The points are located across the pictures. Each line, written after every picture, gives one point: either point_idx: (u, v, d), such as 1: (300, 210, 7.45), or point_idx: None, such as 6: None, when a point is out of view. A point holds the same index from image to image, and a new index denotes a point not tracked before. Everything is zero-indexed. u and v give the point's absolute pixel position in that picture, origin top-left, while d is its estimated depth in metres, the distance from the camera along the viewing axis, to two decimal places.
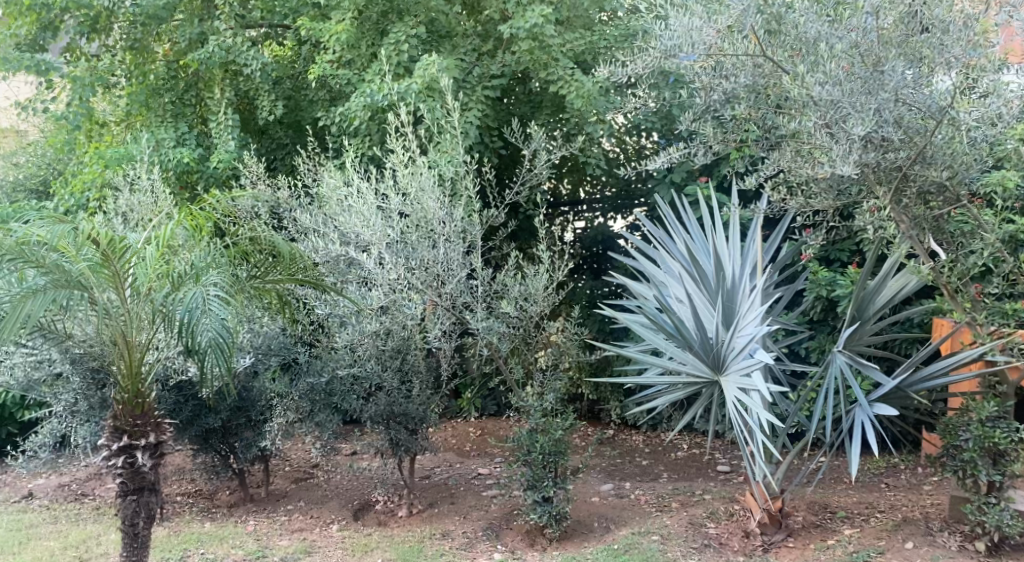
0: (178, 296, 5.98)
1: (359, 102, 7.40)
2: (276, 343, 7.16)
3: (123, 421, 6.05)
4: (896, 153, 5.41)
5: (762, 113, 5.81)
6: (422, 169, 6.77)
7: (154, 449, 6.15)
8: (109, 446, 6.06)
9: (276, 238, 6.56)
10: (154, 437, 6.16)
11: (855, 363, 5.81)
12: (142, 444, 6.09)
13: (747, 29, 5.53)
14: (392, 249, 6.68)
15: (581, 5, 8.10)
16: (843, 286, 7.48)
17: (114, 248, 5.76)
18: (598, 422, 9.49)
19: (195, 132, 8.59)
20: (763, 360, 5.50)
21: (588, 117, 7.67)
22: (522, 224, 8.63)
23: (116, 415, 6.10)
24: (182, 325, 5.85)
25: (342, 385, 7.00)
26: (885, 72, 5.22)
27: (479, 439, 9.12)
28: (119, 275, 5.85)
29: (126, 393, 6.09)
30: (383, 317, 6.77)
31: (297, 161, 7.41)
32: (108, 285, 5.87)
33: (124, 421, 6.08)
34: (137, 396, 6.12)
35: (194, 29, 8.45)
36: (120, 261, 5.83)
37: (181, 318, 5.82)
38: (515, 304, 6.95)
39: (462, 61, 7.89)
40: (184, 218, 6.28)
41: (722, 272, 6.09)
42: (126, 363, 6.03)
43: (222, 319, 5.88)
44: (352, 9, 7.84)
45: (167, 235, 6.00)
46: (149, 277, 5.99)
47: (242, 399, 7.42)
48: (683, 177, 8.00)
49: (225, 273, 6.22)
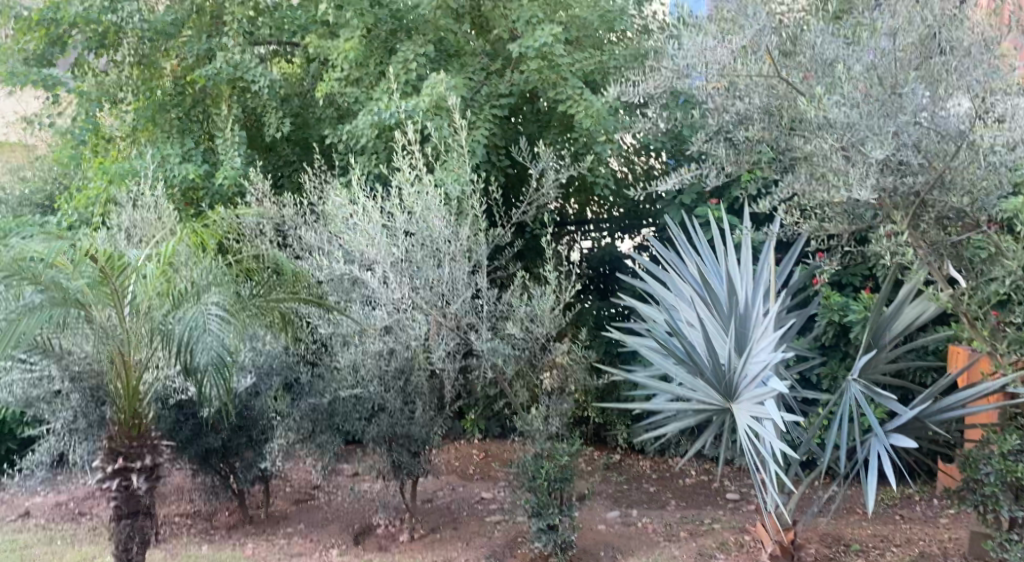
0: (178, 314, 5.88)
1: (366, 120, 7.32)
2: (277, 363, 6.99)
3: (119, 443, 6.07)
4: (912, 177, 5.26)
5: (775, 136, 5.67)
6: (429, 187, 6.65)
7: (150, 472, 6.13)
8: (104, 468, 6.08)
9: (280, 254, 6.57)
10: (150, 459, 6.16)
11: (870, 391, 5.69)
12: (138, 466, 6.09)
13: (763, 49, 5.46)
14: (396, 267, 6.52)
15: (590, 24, 8.05)
16: (856, 312, 7.35)
17: (113, 266, 5.71)
18: (604, 446, 9.33)
19: (202, 148, 8.50)
20: (777, 389, 5.37)
21: (597, 138, 7.60)
22: (529, 244, 8.49)
23: (111, 436, 6.10)
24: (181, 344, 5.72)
25: (345, 405, 6.88)
26: (903, 94, 5.08)
27: (483, 462, 8.98)
28: (117, 293, 5.80)
29: (122, 415, 6.08)
30: (387, 338, 6.65)
31: (302, 178, 7.28)
32: (106, 302, 5.84)
33: (120, 443, 6.09)
34: (133, 417, 6.10)
35: (203, 45, 8.40)
36: (119, 279, 5.77)
37: (180, 334, 5.68)
38: (521, 325, 6.85)
39: (470, 80, 7.80)
40: (185, 233, 6.16)
41: (735, 297, 5.97)
42: (122, 385, 6.02)
43: (221, 339, 5.73)
44: (361, 27, 7.77)
45: (168, 251, 5.91)
46: (148, 295, 5.91)
47: (242, 417, 7.23)
48: (693, 199, 7.89)
49: (227, 291, 6.10)
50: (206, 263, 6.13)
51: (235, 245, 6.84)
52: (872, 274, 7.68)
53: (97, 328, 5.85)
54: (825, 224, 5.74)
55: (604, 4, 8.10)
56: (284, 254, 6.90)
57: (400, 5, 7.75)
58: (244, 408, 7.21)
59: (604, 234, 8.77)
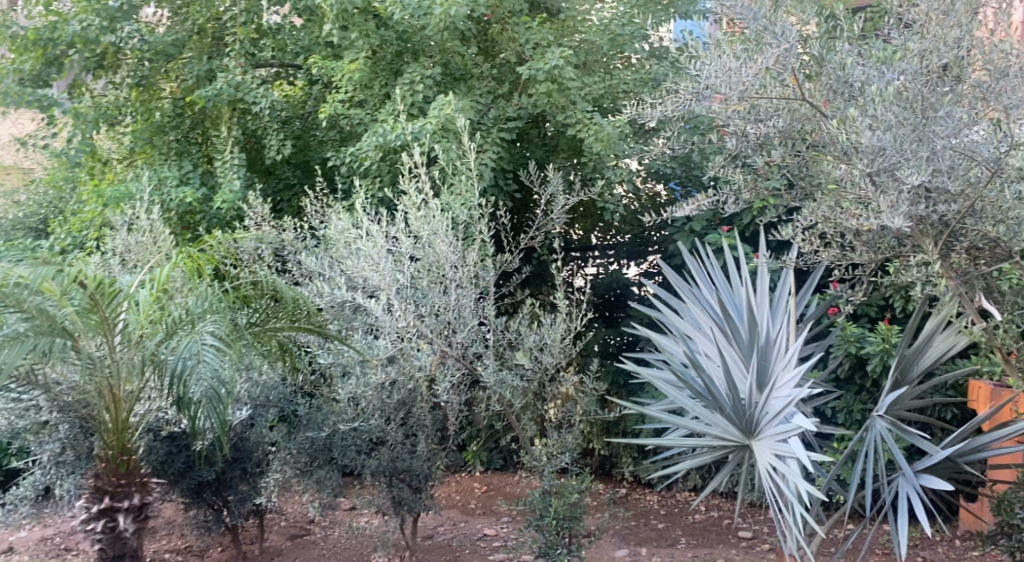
0: (176, 345, 5.63)
1: (371, 142, 7.09)
2: (274, 394, 6.73)
3: (106, 482, 6.15)
4: (948, 204, 5.02)
5: (798, 159, 5.51)
6: (435, 211, 6.41)
7: (137, 512, 6.24)
8: (89, 508, 6.16)
9: (279, 283, 6.30)
10: (138, 499, 6.24)
11: (898, 429, 5.46)
12: (124, 506, 6.18)
13: (792, 69, 5.18)
14: (400, 294, 6.29)
15: (599, 48, 7.85)
16: (874, 343, 7.09)
17: (103, 293, 5.64)
18: (610, 479, 9.01)
19: (200, 172, 8.23)
20: (803, 427, 5.12)
21: (607, 162, 7.33)
22: (535, 270, 8.22)
23: (98, 475, 6.18)
24: (175, 377, 5.48)
25: (344, 439, 6.59)
26: (939, 118, 4.86)
27: (485, 496, 8.66)
28: (108, 322, 5.72)
29: (110, 451, 6.14)
30: (390, 368, 6.35)
31: (302, 202, 7.02)
32: (97, 332, 5.73)
33: (107, 481, 6.17)
34: (121, 454, 6.17)
35: (203, 66, 8.16)
36: (109, 306, 5.70)
37: (173, 367, 5.45)
38: (530, 355, 6.59)
39: (477, 103, 7.57)
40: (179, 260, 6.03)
41: (756, 328, 5.72)
42: (110, 420, 6.02)
43: (216, 372, 5.46)
44: (366, 49, 7.55)
45: (161, 276, 5.78)
46: (140, 323, 5.80)
47: (236, 449, 6.82)
48: (703, 226, 7.57)
49: (222, 320, 5.84)
50: (202, 289, 5.91)
51: (232, 271, 6.50)
52: (889, 304, 7.37)
53: (87, 360, 5.74)
54: (850, 253, 5.50)
55: (615, 28, 7.85)
56: (283, 281, 6.65)
57: (406, 26, 7.51)
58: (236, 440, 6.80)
59: (610, 259, 8.46)
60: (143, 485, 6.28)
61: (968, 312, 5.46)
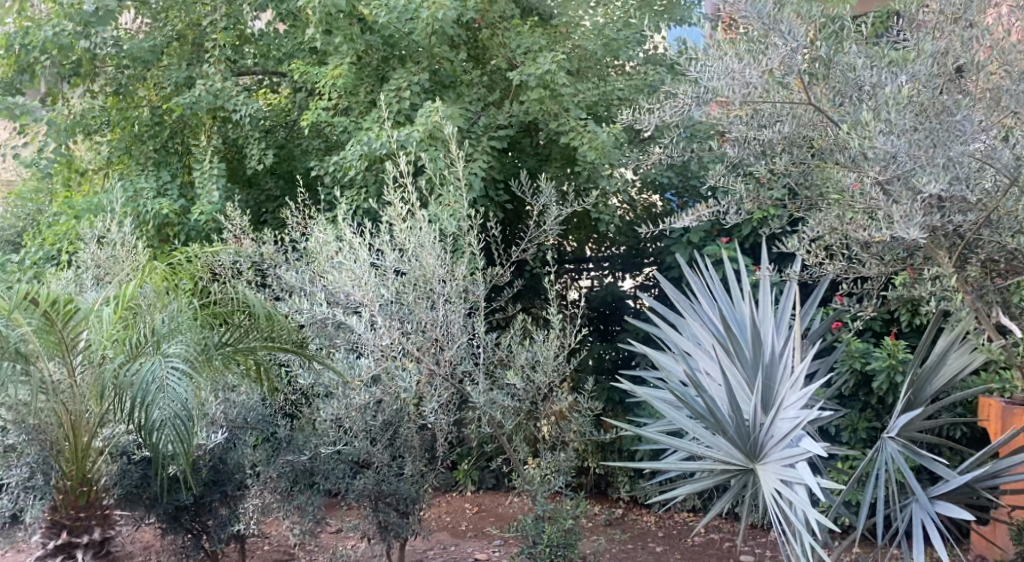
0: (139, 366, 5.31)
1: (355, 151, 6.78)
2: (253, 416, 6.36)
3: (63, 515, 5.90)
4: (963, 214, 4.74)
5: (804, 167, 5.23)
6: (422, 223, 6.13)
7: (97, 547, 6.00)
8: (45, 543, 5.91)
9: (253, 300, 6.01)
10: (99, 533, 5.99)
11: (909, 451, 5.21)
12: (84, 542, 5.94)
13: (797, 71, 4.84)
14: (385, 310, 5.98)
15: (593, 54, 7.55)
16: (880, 359, 6.78)
17: (60, 313, 5.35)
18: (605, 499, 8.65)
19: (179, 183, 7.89)
20: (812, 451, 4.83)
21: (601, 171, 7.03)
22: (528, 283, 7.88)
23: (55, 506, 5.91)
24: (139, 404, 5.16)
25: (326, 464, 6.27)
26: (957, 122, 4.55)
27: (476, 517, 8.25)
28: (66, 343, 5.46)
29: (70, 481, 5.87)
30: (374, 389, 6.07)
31: (283, 213, 6.70)
32: (54, 354, 5.50)
33: (64, 514, 5.91)
34: (81, 484, 5.91)
35: (182, 73, 7.84)
36: (67, 327, 5.42)
37: (134, 393, 5.15)
38: (522, 372, 6.36)
39: (466, 110, 7.27)
40: (144, 275, 5.78)
41: (760, 346, 5.43)
42: (69, 447, 5.79)
43: (180, 397, 5.14)
44: (351, 54, 7.28)
45: (124, 294, 5.59)
46: (103, 343, 5.57)
47: (216, 471, 6.33)
48: (701, 237, 7.28)
49: (190, 340, 5.56)
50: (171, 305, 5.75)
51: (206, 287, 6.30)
52: (894, 317, 7.04)
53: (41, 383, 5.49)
54: (858, 265, 5.23)
55: (608, 32, 7.59)
56: (262, 296, 6.32)
57: (392, 30, 7.21)
58: (219, 461, 6.31)
59: (604, 272, 8.16)
60: (105, 518, 6.03)
61: (985, 327, 5.17)
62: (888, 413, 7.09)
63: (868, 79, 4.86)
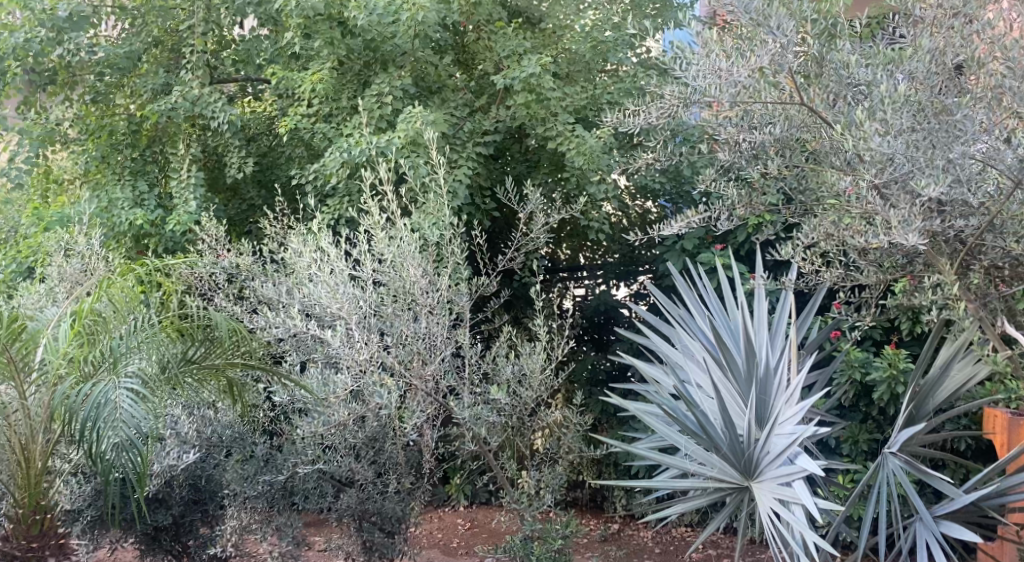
0: (94, 385, 5.11)
1: (335, 158, 6.55)
2: (228, 434, 6.09)
3: (16, 544, 5.50)
4: (965, 218, 4.51)
5: (798, 170, 5.01)
6: (403, 233, 5.94)
7: None
8: None
9: (218, 316, 5.60)
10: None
11: (912, 468, 5.01)
12: None
13: (787, 70, 4.62)
14: (362, 323, 5.80)
15: (581, 57, 7.33)
16: (880, 369, 6.54)
17: (10, 330, 5.09)
18: (601, 514, 8.26)
19: (157, 193, 7.64)
20: (808, 470, 4.60)
21: (590, 177, 6.79)
22: (516, 292, 7.65)
23: (8, 536, 5.52)
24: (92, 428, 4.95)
25: (305, 483, 6.01)
26: (958, 122, 4.33)
27: (468, 533, 7.83)
28: (14, 365, 5.18)
29: (24, 509, 5.49)
30: (354, 404, 5.79)
31: (260, 223, 6.52)
32: (5, 377, 5.24)
33: (17, 544, 5.51)
34: (37, 512, 5.53)
35: (158, 80, 7.56)
36: (18, 350, 5.18)
37: (87, 417, 4.93)
38: (508, 387, 6.28)
39: (451, 116, 7.04)
40: (101, 290, 5.54)
41: (754, 359, 5.19)
42: (21, 474, 5.43)
43: (138, 423, 4.95)
44: (331, 58, 7.06)
45: (84, 310, 5.39)
46: (56, 363, 5.34)
47: (197, 490, 6.11)
48: (695, 244, 7.03)
49: (149, 358, 5.33)
50: (134, 317, 5.48)
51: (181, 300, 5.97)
52: (895, 326, 6.79)
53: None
54: (855, 273, 5.06)
55: (595, 34, 7.30)
56: (237, 310, 6.10)
57: (375, 33, 6.92)
58: (200, 479, 6.08)
59: (598, 281, 7.91)
60: (59, 548, 5.63)
61: (989, 338, 4.97)
62: (889, 425, 6.86)
63: (865, 77, 4.61)
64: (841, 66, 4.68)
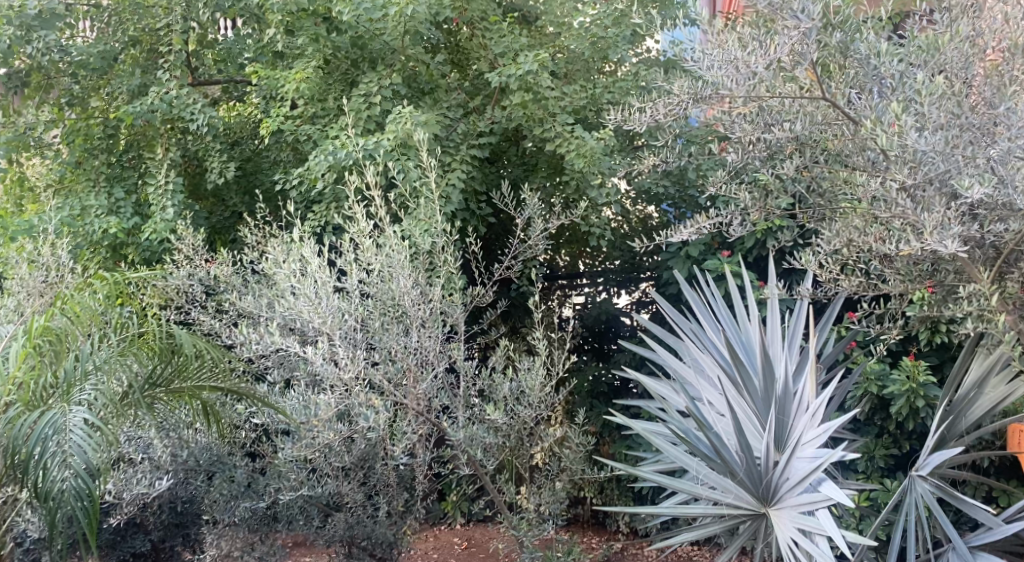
0: (39, 413, 4.74)
1: (321, 162, 6.15)
2: (206, 458, 5.61)
3: None
4: (1005, 222, 4.13)
5: (818, 172, 4.61)
6: (391, 240, 5.57)
7: None
8: None
9: (180, 332, 5.19)
10: None
11: (944, 493, 4.67)
12: None
13: (810, 60, 4.26)
14: (347, 338, 5.44)
15: (580, 55, 6.89)
16: (898, 382, 6.08)
17: None
18: (604, 530, 7.63)
19: (134, 200, 7.22)
20: (834, 498, 4.23)
21: (590, 181, 6.40)
22: (514, 302, 7.28)
23: None
24: (37, 461, 4.58)
25: (289, 509, 5.60)
26: (1001, 114, 3.93)
27: (465, 553, 7.26)
28: None
29: None
30: (340, 426, 5.37)
31: (241, 231, 6.15)
32: None
33: None
34: None
35: (134, 81, 7.13)
36: None
37: (31, 449, 4.56)
38: (505, 406, 5.90)
39: (444, 117, 6.63)
40: (57, 307, 5.06)
41: (771, 376, 4.82)
42: None
43: (86, 455, 4.57)
44: (317, 57, 6.67)
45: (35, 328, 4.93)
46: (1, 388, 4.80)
47: (178, 514, 5.78)
48: (700, 250, 6.60)
49: (108, 383, 4.91)
50: (93, 335, 5.06)
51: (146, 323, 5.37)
52: (913, 336, 6.30)
53: None
54: (877, 282, 4.78)
55: (594, 30, 6.78)
56: (217, 325, 5.80)
57: (362, 29, 6.55)
58: (181, 502, 5.71)
59: (598, 289, 7.51)
60: None
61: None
62: (906, 440, 6.44)
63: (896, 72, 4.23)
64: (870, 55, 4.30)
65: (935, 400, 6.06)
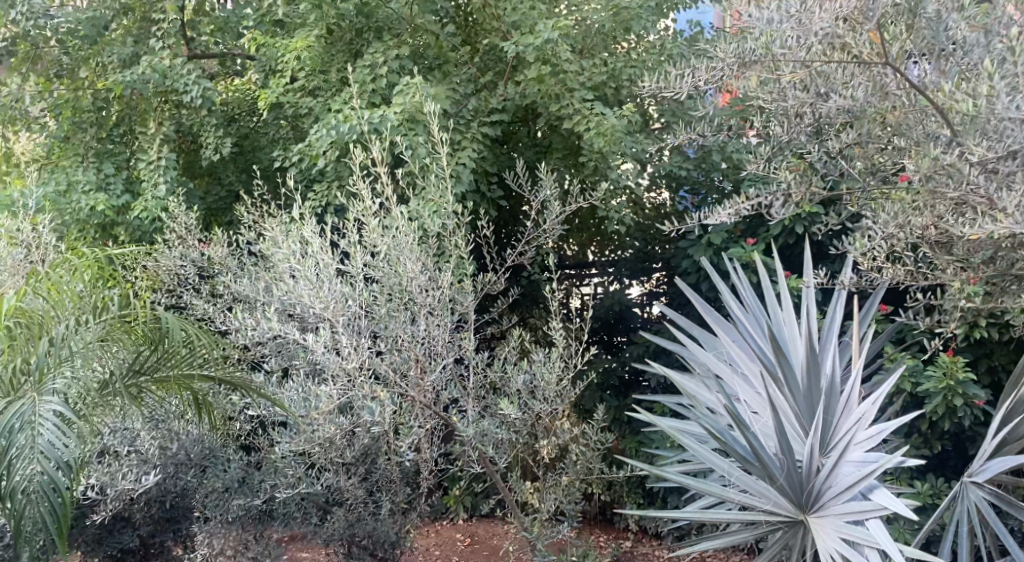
0: (8, 402, 4.34)
1: (322, 137, 5.74)
2: (197, 451, 5.24)
3: None
4: None
5: (871, 148, 4.37)
6: (399, 221, 5.15)
7: None
8: None
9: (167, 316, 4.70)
10: None
11: (1000, 502, 4.30)
12: None
13: (877, 19, 4.01)
14: (351, 325, 5.08)
15: (598, 28, 6.43)
16: (934, 379, 5.59)
17: None
18: (611, 528, 7.18)
19: (125, 177, 6.78)
20: (888, 507, 3.87)
21: (610, 161, 5.98)
22: (525, 290, 6.88)
23: None
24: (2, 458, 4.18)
25: (286, 506, 5.23)
26: None
27: (468, 550, 6.85)
28: None
29: None
30: (342, 418, 5.00)
31: (238, 208, 5.75)
32: None
33: None
34: None
35: (125, 49, 6.64)
36: None
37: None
38: (518, 400, 5.49)
39: (454, 92, 6.17)
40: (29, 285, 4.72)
41: (816, 373, 4.42)
42: None
43: (57, 454, 4.17)
44: (320, 24, 6.25)
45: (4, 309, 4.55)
46: None
47: (169, 508, 5.28)
48: (723, 238, 6.20)
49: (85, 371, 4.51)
50: (70, 319, 4.62)
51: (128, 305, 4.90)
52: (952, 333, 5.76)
53: None
54: (930, 271, 4.41)
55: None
56: (210, 309, 5.41)
57: None
58: (172, 496, 5.20)
59: (609, 278, 7.12)
60: None
61: None
62: (939, 440, 5.90)
63: (978, 41, 4.04)
64: (941, 15, 4.08)
65: (975, 398, 5.54)
